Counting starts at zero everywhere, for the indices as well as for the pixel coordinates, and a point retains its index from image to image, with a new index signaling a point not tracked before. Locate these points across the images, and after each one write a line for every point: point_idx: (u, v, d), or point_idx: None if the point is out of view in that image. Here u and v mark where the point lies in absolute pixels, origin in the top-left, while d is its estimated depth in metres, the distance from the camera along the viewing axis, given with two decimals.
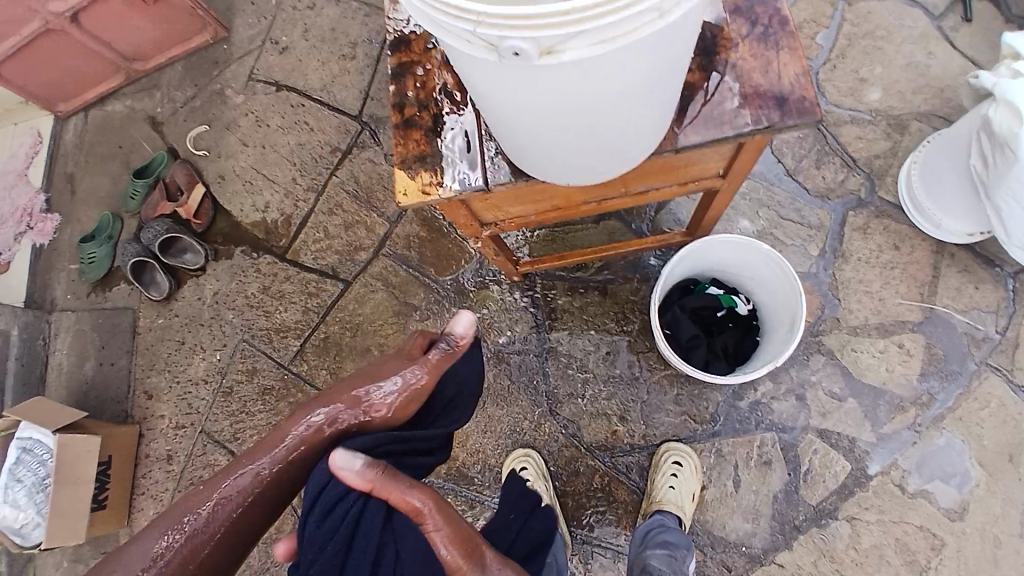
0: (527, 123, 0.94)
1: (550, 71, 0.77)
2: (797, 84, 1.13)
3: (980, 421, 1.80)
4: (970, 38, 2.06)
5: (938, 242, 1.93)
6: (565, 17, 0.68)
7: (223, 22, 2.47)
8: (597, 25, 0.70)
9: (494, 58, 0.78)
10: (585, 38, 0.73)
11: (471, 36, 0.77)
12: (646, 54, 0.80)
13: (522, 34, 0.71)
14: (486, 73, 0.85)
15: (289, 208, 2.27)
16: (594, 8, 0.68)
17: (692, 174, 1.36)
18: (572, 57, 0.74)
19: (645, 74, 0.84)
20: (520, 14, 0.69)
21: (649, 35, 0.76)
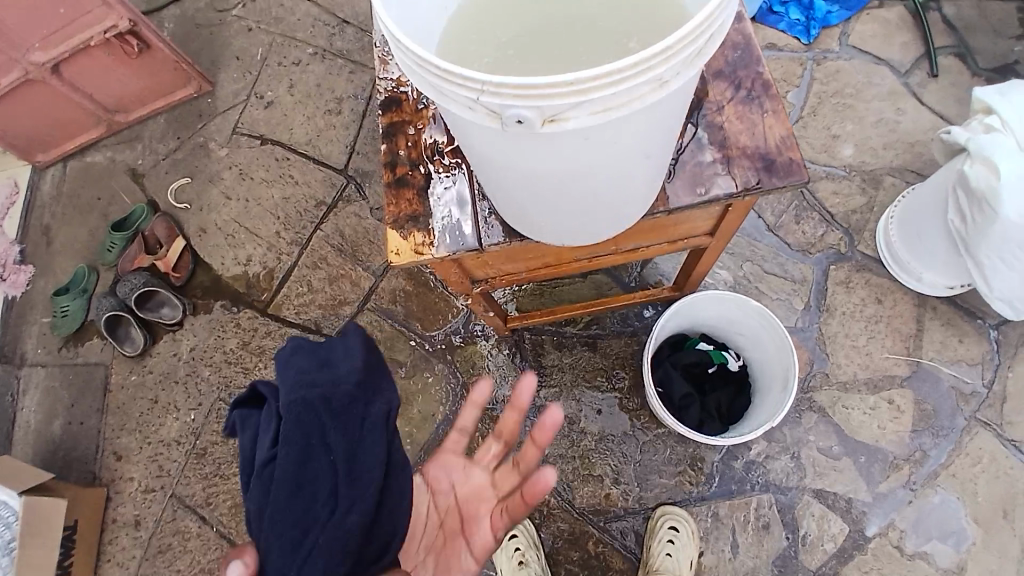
0: (526, 186, 0.85)
1: (550, 138, 0.69)
2: (783, 146, 1.11)
3: (975, 478, 1.74)
4: (938, 94, 2.10)
5: (919, 296, 1.91)
6: (569, 86, 0.61)
7: (208, 76, 2.47)
8: (603, 94, 0.63)
9: (491, 124, 0.69)
10: (590, 108, 0.65)
11: (464, 101, 0.68)
12: (651, 120, 0.74)
13: (523, 102, 0.63)
14: (479, 136, 0.76)
15: (270, 260, 2.22)
16: (600, 77, 0.61)
17: (681, 232, 1.32)
18: (574, 127, 0.67)
19: (648, 138, 0.77)
20: (524, 83, 0.61)
21: (657, 102, 0.69)
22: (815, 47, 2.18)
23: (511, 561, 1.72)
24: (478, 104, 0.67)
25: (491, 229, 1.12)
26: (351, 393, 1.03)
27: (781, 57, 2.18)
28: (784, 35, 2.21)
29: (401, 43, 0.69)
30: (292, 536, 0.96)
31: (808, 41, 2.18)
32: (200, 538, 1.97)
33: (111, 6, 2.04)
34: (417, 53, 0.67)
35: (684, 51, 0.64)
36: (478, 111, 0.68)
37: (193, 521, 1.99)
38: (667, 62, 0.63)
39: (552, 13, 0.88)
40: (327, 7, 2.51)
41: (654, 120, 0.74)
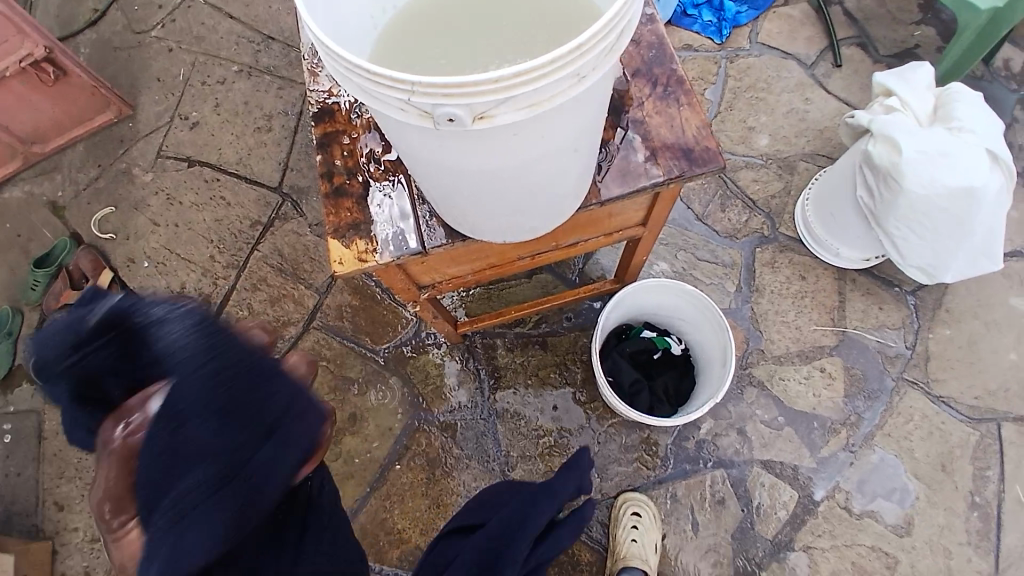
0: (464, 184, 0.85)
1: (483, 134, 0.69)
2: (700, 136, 1.16)
3: (908, 434, 1.85)
4: (843, 82, 2.22)
5: (840, 270, 2.02)
6: (497, 83, 0.61)
7: (127, 100, 2.38)
8: (532, 88, 0.63)
9: (423, 124, 0.68)
10: (520, 102, 0.66)
11: (394, 103, 0.67)
12: (579, 109, 0.75)
13: (453, 101, 0.62)
14: (413, 137, 0.75)
15: (206, 285, 2.16)
16: (529, 71, 0.61)
17: (616, 224, 1.36)
18: (505, 122, 0.67)
19: (578, 127, 0.79)
20: (453, 81, 0.60)
21: (583, 92, 0.70)
22: (727, 46, 2.28)
23: None
24: (408, 105, 0.66)
25: (434, 232, 1.12)
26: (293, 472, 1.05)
27: (697, 57, 2.27)
28: (699, 36, 2.30)
29: (324, 46, 0.67)
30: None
31: (720, 41, 2.28)
32: None
33: (25, 32, 1.96)
34: (342, 55, 0.65)
35: (605, 40, 0.65)
36: (408, 112, 0.67)
37: None
38: (591, 52, 0.64)
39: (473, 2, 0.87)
40: (247, 25, 2.46)
41: (582, 109, 0.75)
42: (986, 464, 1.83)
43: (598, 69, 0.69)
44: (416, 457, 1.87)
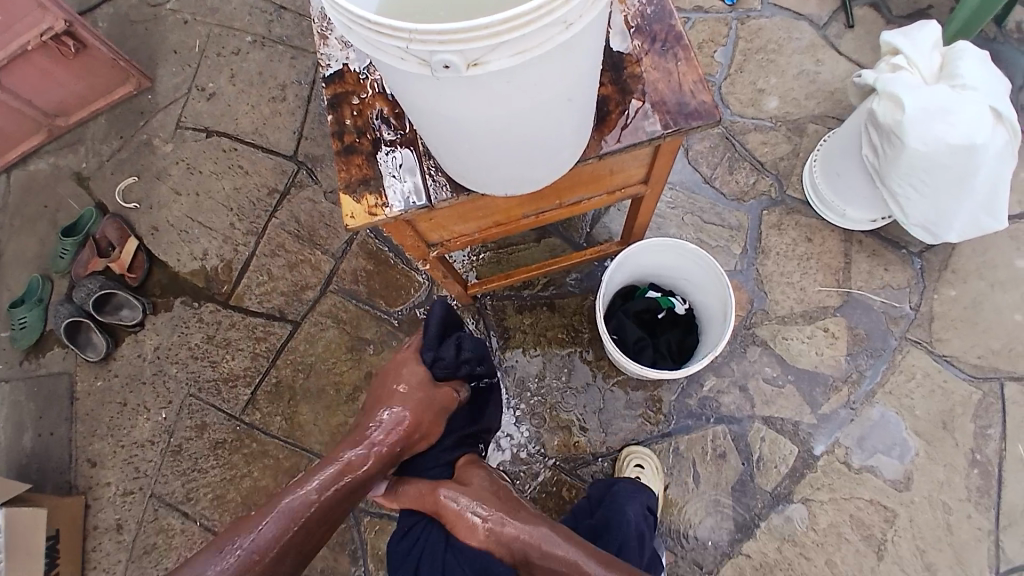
0: (464, 136, 0.90)
1: (477, 80, 0.74)
2: (697, 91, 1.19)
3: (909, 393, 1.89)
4: (853, 43, 2.21)
5: (846, 231, 2.04)
6: (487, 30, 0.66)
7: (147, 73, 2.45)
8: (519, 35, 0.67)
9: (422, 73, 0.74)
10: (509, 49, 0.70)
11: (396, 53, 0.72)
12: (567, 59, 0.79)
13: (448, 48, 0.67)
14: (412, 86, 0.81)
15: (227, 252, 2.24)
16: (515, 20, 0.66)
17: (619, 182, 1.40)
18: (496, 69, 0.72)
19: (569, 77, 0.83)
20: (447, 28, 0.65)
21: (570, 40, 0.75)
22: (739, 6, 2.27)
23: None
24: (407, 53, 0.71)
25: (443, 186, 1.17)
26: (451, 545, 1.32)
27: (708, 18, 2.26)
28: None
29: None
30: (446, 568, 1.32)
31: (732, 2, 2.27)
32: (184, 534, 2.00)
33: (46, 7, 2.03)
34: (345, 8, 0.70)
35: None
36: (408, 61, 0.72)
37: (176, 518, 2.02)
38: (573, 3, 0.68)
39: None
40: None
41: (571, 57, 0.79)
42: (988, 422, 1.86)
43: (582, 19, 0.73)
44: None
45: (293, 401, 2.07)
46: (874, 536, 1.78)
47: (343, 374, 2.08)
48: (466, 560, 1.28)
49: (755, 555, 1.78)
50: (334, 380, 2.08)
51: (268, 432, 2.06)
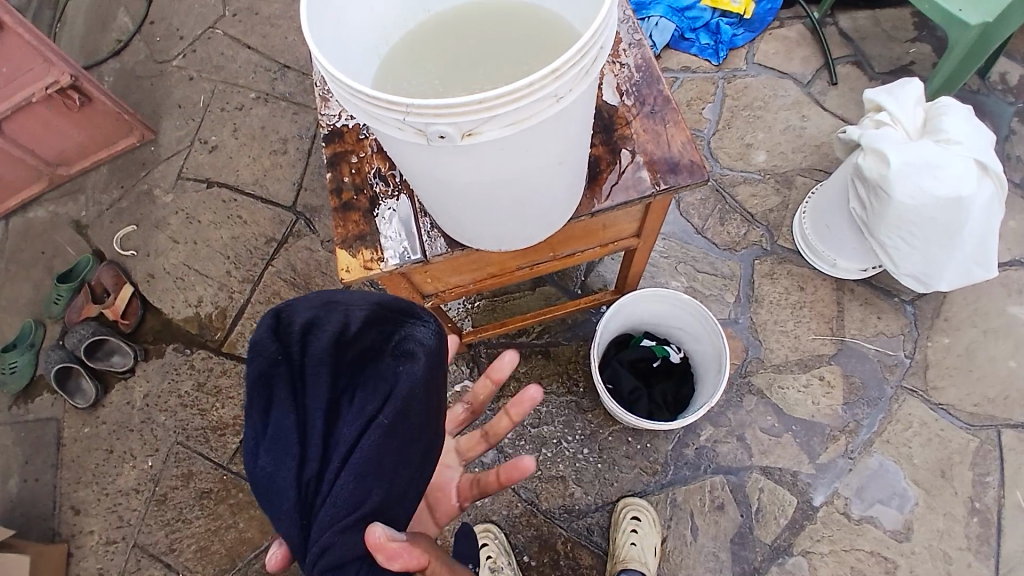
0: (460, 197, 0.92)
1: (471, 149, 0.77)
2: (685, 151, 1.22)
3: (907, 441, 1.88)
4: (838, 99, 2.28)
5: (837, 280, 2.07)
6: (480, 104, 0.68)
7: (149, 125, 2.50)
8: (511, 108, 0.70)
9: (419, 142, 0.76)
10: (502, 120, 0.72)
11: (393, 123, 0.74)
12: (557, 127, 0.81)
13: (443, 120, 0.70)
14: (409, 152, 0.83)
15: (223, 299, 2.24)
16: (507, 94, 0.68)
17: (611, 235, 1.42)
18: (489, 139, 0.74)
19: (559, 144, 0.86)
20: (441, 103, 0.67)
21: (561, 111, 0.77)
22: (724, 66, 2.36)
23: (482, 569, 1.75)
24: (404, 124, 0.73)
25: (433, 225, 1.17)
26: None
27: (696, 78, 2.35)
28: (697, 58, 2.38)
29: (330, 75, 0.75)
30: None
31: (718, 62, 2.36)
32: None
33: (51, 61, 2.08)
34: (345, 83, 0.73)
35: (575, 69, 0.72)
36: (405, 131, 0.74)
37: (158, 570, 1.96)
38: (564, 78, 0.71)
39: (464, 37, 0.94)
40: (266, 53, 2.58)
41: (562, 124, 0.82)
42: (985, 470, 1.85)
43: (572, 92, 0.75)
44: None
45: None
46: None
47: None
48: None
49: None
50: None
51: (256, 483, 2.03)
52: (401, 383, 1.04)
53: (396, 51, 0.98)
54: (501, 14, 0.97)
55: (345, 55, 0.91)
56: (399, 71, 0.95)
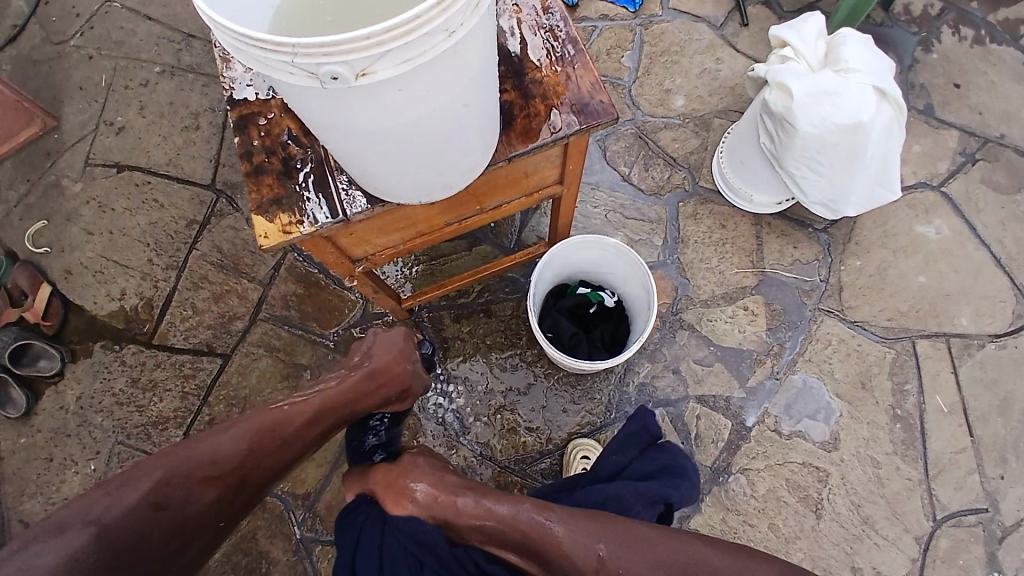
0: (371, 143, 0.90)
1: (367, 89, 0.74)
2: (594, 92, 1.23)
3: (828, 358, 2.01)
4: (749, 40, 2.34)
5: (756, 215, 2.15)
6: (367, 40, 0.65)
7: (50, 112, 2.36)
8: (402, 43, 0.67)
9: (314, 85, 0.73)
10: (395, 57, 0.70)
11: (285, 68, 0.72)
12: (456, 61, 0.79)
13: (333, 60, 0.67)
14: (308, 99, 0.80)
15: (147, 289, 2.17)
16: (395, 29, 0.65)
17: (534, 183, 1.44)
18: (385, 78, 0.72)
19: (463, 81, 0.84)
20: (328, 41, 0.65)
21: (456, 44, 0.75)
22: (641, 13, 2.36)
23: None
24: (295, 67, 0.71)
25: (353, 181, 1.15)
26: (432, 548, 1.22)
27: (614, 25, 2.35)
28: (614, 6, 2.37)
29: (213, 22, 0.72)
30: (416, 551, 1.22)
31: (635, 9, 2.36)
32: None
33: None
34: (226, 28, 0.70)
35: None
36: (297, 74, 0.72)
37: None
38: (454, 8, 0.68)
39: None
40: (167, 24, 2.44)
41: (461, 59, 0.80)
42: (903, 378, 2.00)
43: (465, 23, 0.73)
44: None
45: None
46: (810, 497, 1.88)
47: None
48: (403, 531, 1.22)
49: (702, 528, 1.85)
50: None
51: None
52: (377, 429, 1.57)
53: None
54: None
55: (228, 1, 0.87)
56: (288, 15, 0.91)
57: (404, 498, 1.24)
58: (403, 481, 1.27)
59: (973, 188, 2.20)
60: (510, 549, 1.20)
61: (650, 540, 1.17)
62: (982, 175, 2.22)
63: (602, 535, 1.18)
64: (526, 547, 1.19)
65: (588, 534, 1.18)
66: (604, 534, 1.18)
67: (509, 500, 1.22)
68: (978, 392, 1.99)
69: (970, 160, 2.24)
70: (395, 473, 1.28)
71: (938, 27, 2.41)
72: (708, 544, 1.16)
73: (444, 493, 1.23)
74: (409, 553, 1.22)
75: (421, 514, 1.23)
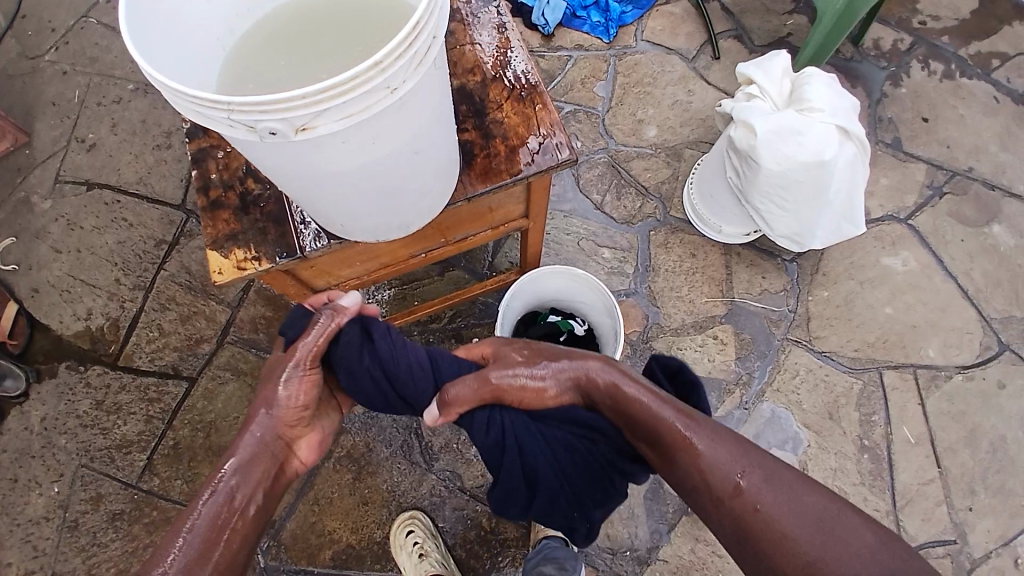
0: (320, 189, 0.91)
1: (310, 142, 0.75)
2: (554, 132, 1.24)
3: (795, 388, 2.03)
4: (720, 72, 2.38)
5: (726, 245, 2.18)
6: (303, 98, 0.66)
7: (22, 128, 2.34)
8: (340, 102, 0.68)
9: (253, 139, 0.74)
10: (335, 114, 0.71)
11: (223, 122, 0.72)
12: (402, 115, 0.80)
13: (270, 117, 0.68)
14: (251, 151, 0.81)
15: (114, 310, 2.14)
16: (332, 88, 0.66)
17: (500, 217, 1.44)
18: (326, 133, 0.72)
19: (410, 132, 0.85)
20: (264, 100, 0.65)
21: (399, 100, 0.76)
22: (615, 44, 2.41)
23: (412, 556, 1.76)
24: (233, 122, 0.71)
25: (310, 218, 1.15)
26: (570, 436, 1.26)
27: (588, 56, 2.39)
28: (588, 37, 2.42)
29: (149, 76, 0.72)
30: (566, 444, 1.27)
31: (609, 40, 2.40)
32: None
33: None
34: (165, 85, 0.70)
35: (404, 59, 0.70)
36: (236, 128, 0.72)
37: None
38: (393, 68, 0.69)
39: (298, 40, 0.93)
40: None
41: (407, 112, 0.81)
42: (871, 410, 2.02)
43: (408, 81, 0.74)
44: (342, 461, 1.92)
45: (194, 462, 1.99)
46: None
47: None
48: (554, 418, 1.24)
49: (672, 559, 1.83)
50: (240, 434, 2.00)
51: (170, 497, 1.97)
52: (383, 354, 1.21)
53: (245, 44, 0.97)
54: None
55: (182, 54, 0.90)
56: (248, 66, 0.94)
57: (555, 395, 1.20)
58: (530, 376, 1.17)
59: (940, 221, 2.24)
60: (651, 447, 1.16)
61: (800, 491, 1.05)
62: (949, 208, 2.26)
63: (744, 463, 1.08)
64: (663, 447, 1.12)
65: (731, 459, 1.09)
66: (744, 463, 1.08)
67: (663, 401, 1.15)
68: (944, 424, 2.01)
69: (938, 193, 2.28)
70: (519, 372, 1.17)
71: (908, 61, 2.47)
72: (853, 512, 1.03)
73: (587, 374, 1.18)
74: (569, 439, 1.27)
75: (568, 396, 1.21)
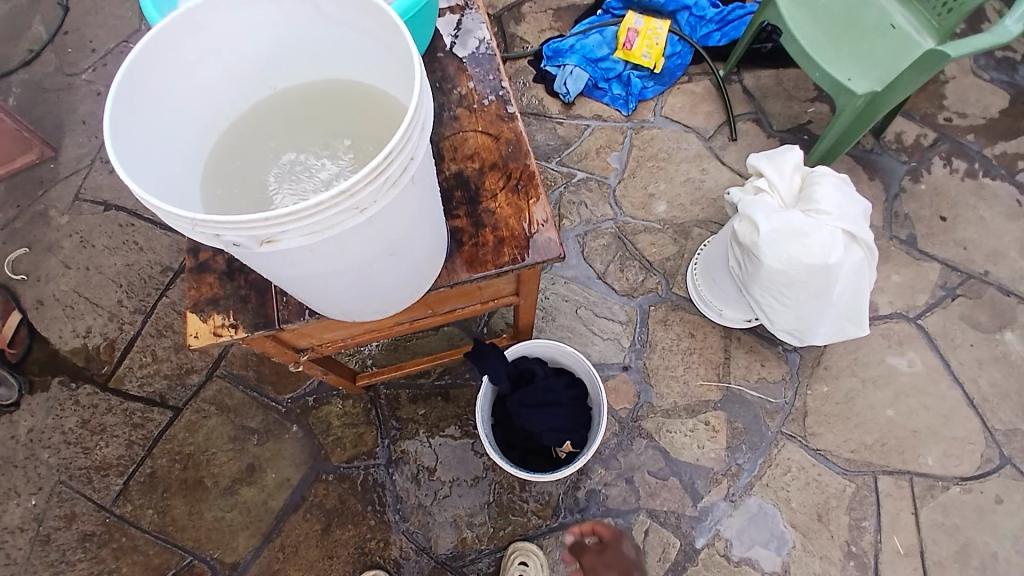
0: (293, 286, 0.92)
1: (277, 254, 0.77)
2: (545, 227, 1.23)
3: (785, 485, 1.97)
4: (736, 153, 2.37)
5: (726, 329, 2.14)
6: (263, 219, 0.68)
7: (50, 143, 2.41)
8: (302, 224, 0.70)
9: (221, 246, 0.76)
10: (301, 232, 0.72)
11: (193, 232, 0.75)
12: (375, 230, 0.82)
13: (231, 232, 0.70)
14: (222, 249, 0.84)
15: (112, 330, 2.17)
16: (294, 211, 0.68)
17: (489, 294, 1.44)
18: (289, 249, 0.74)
19: (385, 243, 0.86)
20: (225, 219, 0.67)
21: (370, 218, 0.77)
22: (634, 117, 2.43)
23: None
24: (201, 232, 0.73)
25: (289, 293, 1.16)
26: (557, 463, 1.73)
27: (606, 126, 2.41)
28: (608, 107, 2.44)
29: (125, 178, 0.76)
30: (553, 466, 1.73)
31: (627, 113, 2.42)
32: None
33: None
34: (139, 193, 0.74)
35: (374, 186, 0.72)
36: (204, 237, 0.75)
37: None
38: (359, 194, 0.70)
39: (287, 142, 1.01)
40: None
41: (382, 228, 0.82)
42: (862, 515, 1.95)
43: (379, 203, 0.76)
44: (313, 509, 1.93)
45: (168, 492, 1.98)
46: None
47: (225, 466, 1.99)
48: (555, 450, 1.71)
49: None
50: (214, 472, 1.99)
51: (140, 526, 1.95)
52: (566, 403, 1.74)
53: (243, 135, 1.06)
54: (334, 92, 1.07)
55: (180, 139, 0.97)
56: (243, 157, 1.03)
57: None
58: None
59: (951, 324, 2.19)
60: None
61: None
62: (961, 310, 2.21)
63: None
64: None
65: None
66: None
67: None
68: (937, 539, 1.93)
69: (950, 295, 2.23)
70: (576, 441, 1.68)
71: (930, 156, 2.44)
72: None
73: None
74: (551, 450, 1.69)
75: None
